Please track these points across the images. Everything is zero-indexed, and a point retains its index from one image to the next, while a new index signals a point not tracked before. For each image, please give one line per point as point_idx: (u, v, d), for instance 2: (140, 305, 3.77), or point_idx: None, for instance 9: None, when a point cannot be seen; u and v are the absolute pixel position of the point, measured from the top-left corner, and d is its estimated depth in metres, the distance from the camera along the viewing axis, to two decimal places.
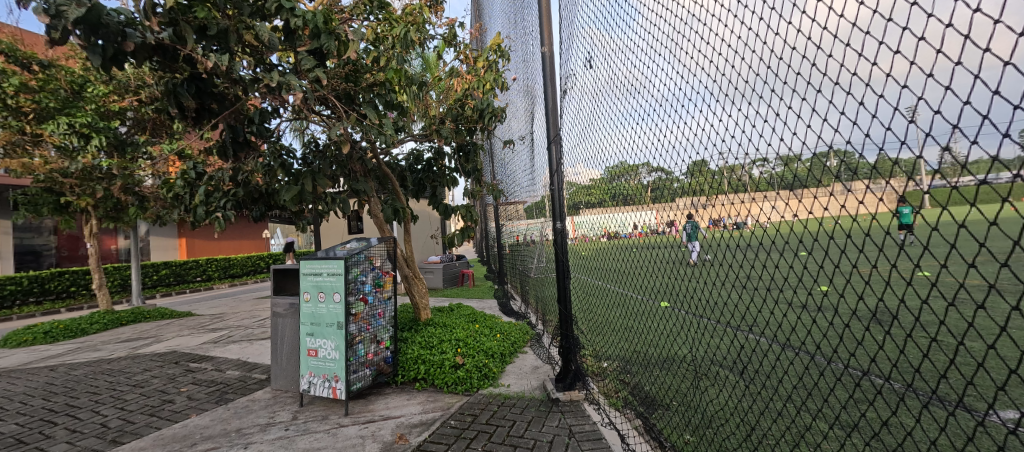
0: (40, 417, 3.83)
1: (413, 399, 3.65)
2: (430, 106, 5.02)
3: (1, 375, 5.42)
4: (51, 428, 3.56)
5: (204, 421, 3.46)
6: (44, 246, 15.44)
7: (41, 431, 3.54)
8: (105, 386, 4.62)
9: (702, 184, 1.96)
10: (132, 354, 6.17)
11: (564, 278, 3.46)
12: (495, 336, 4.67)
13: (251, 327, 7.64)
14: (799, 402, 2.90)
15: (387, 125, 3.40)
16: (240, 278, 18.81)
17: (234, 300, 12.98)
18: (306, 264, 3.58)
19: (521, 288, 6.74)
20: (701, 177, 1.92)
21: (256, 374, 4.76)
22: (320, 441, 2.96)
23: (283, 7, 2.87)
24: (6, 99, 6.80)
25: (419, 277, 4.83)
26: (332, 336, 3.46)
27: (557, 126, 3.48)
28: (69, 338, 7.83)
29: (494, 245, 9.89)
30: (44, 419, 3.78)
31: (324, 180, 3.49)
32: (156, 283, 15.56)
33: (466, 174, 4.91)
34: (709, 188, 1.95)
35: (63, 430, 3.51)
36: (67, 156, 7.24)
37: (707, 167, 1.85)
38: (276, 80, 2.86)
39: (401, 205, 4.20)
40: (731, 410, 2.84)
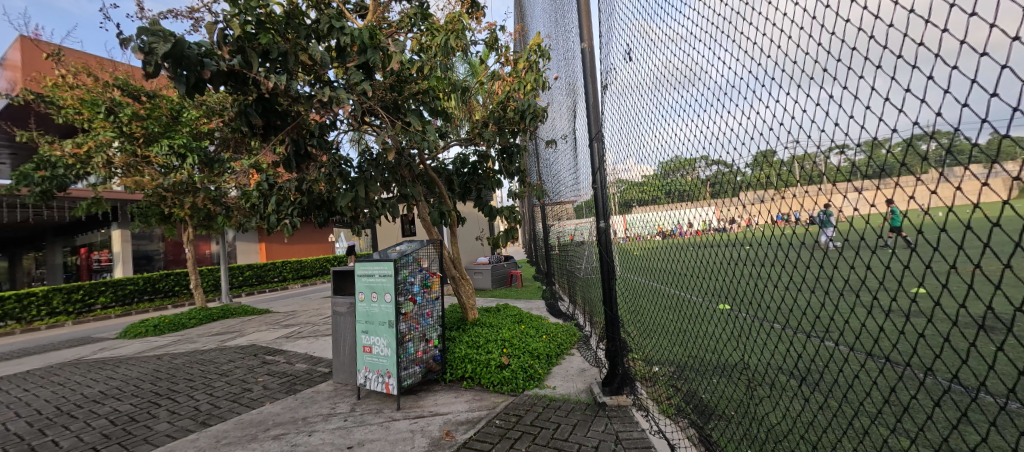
0: (148, 399, 4.45)
1: (460, 397, 3.75)
2: (474, 111, 5.11)
3: (120, 362, 6.36)
4: (156, 409, 4.12)
5: (276, 409, 3.80)
6: (155, 251, 17.88)
7: (149, 410, 4.11)
8: (198, 374, 5.26)
9: (770, 176, 1.82)
10: (221, 346, 6.95)
11: (609, 279, 3.37)
12: (541, 338, 4.64)
13: (316, 325, 8.23)
14: (869, 420, 2.65)
15: (430, 131, 3.53)
16: (311, 279, 20.43)
17: (305, 299, 14.16)
18: (360, 266, 3.79)
19: (568, 289, 6.66)
20: (770, 168, 1.78)
21: (321, 367, 5.14)
22: (374, 433, 3.13)
23: (335, 27, 3.11)
24: (123, 127, 7.98)
25: (466, 278, 4.92)
26: (384, 333, 3.65)
27: (600, 124, 3.39)
28: (172, 331, 9.00)
29: (541, 246, 9.88)
30: (151, 400, 4.39)
31: (375, 186, 3.70)
32: (242, 284, 17.38)
33: (509, 175, 4.92)
34: (778, 181, 1.80)
35: (165, 411, 4.04)
36: (169, 174, 8.33)
37: (776, 158, 1.70)
38: (328, 96, 3.08)
39: (448, 208, 4.28)
40: (793, 426, 2.60)
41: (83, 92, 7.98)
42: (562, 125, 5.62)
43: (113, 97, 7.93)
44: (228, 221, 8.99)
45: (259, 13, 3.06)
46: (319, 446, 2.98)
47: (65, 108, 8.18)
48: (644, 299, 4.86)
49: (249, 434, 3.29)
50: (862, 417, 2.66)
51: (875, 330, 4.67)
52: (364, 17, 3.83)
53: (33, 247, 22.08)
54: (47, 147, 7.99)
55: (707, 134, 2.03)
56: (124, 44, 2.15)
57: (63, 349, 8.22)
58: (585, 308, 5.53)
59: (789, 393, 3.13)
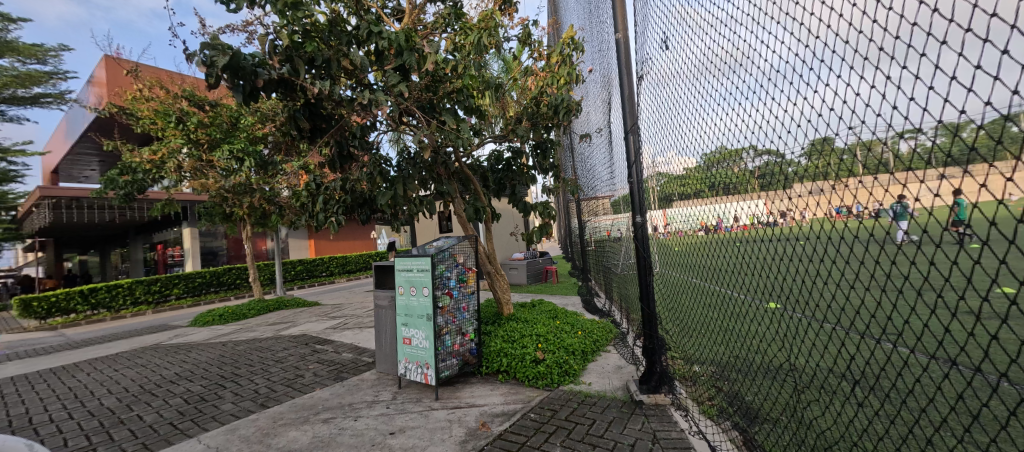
0: (215, 381, 4.87)
1: (496, 390, 3.80)
2: (507, 107, 5.12)
3: (192, 348, 6.99)
4: (222, 390, 4.50)
5: (325, 394, 4.03)
6: (219, 247, 19.40)
7: (216, 391, 4.50)
8: (257, 360, 5.68)
9: (828, 165, 1.69)
10: (276, 335, 7.46)
11: (646, 275, 3.29)
12: (576, 334, 4.60)
13: (361, 317, 8.62)
14: (927, 430, 2.46)
15: (464, 129, 3.58)
16: (356, 274, 21.38)
17: (350, 292, 14.85)
18: (399, 261, 3.92)
19: (604, 285, 6.55)
20: (829, 157, 1.65)
21: (366, 357, 5.38)
22: (414, 421, 3.25)
23: (373, 32, 3.23)
24: (190, 134, 8.71)
25: (501, 273, 4.97)
26: (422, 327, 3.76)
27: (636, 116, 3.30)
28: (234, 320, 9.75)
29: (577, 242, 9.78)
30: (217, 383, 4.79)
31: (413, 184, 3.82)
32: (294, 277, 18.49)
33: (544, 171, 4.90)
34: (839, 170, 1.67)
35: (229, 392, 4.41)
36: (229, 176, 8.99)
37: (836, 144, 1.58)
38: (368, 98, 3.21)
39: (482, 204, 4.33)
40: (849, 434, 2.45)
41: (157, 103, 8.80)
42: (597, 119, 5.53)
43: (181, 107, 8.67)
44: (281, 219, 9.59)
45: (305, 22, 3.24)
46: (363, 431, 3.13)
47: (142, 119, 9.06)
48: (686, 297, 4.70)
49: (301, 416, 3.52)
50: (929, 428, 2.46)
51: (940, 333, 4.29)
52: (400, 20, 3.94)
53: (118, 244, 24.65)
54: (128, 154, 8.87)
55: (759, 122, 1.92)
56: (189, 59, 2.35)
57: (143, 334, 9.13)
58: (622, 305, 5.43)
59: (839, 398, 2.96)
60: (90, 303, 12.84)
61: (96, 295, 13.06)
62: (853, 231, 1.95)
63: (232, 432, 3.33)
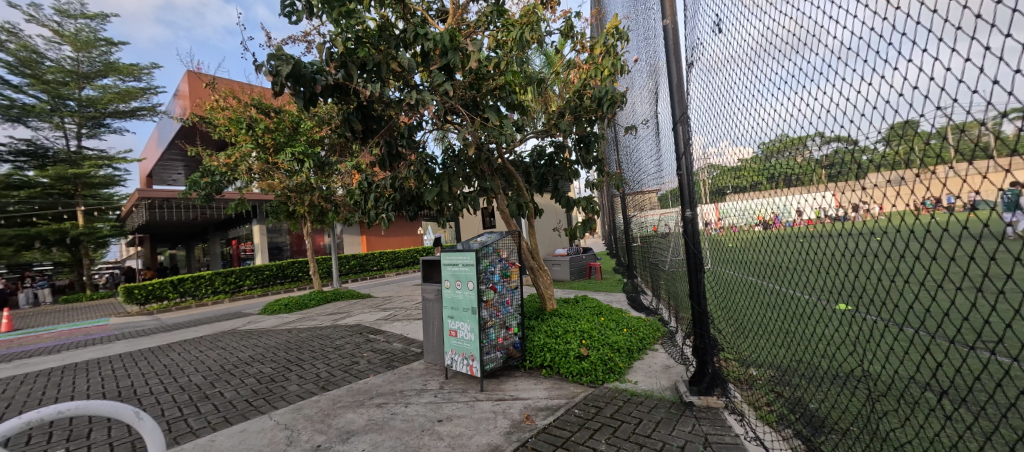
0: (283, 364, 5.29)
1: (540, 384, 3.81)
2: (549, 102, 5.08)
3: (262, 333, 7.64)
4: (288, 373, 4.88)
5: (378, 381, 4.25)
6: (283, 243, 20.93)
7: (283, 373, 4.89)
8: (318, 346, 6.09)
9: (910, 153, 1.55)
10: (334, 324, 7.95)
11: (697, 271, 3.15)
12: (622, 331, 4.51)
13: (410, 309, 8.96)
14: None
15: (506, 125, 3.60)
16: (405, 268, 22.21)
17: (400, 286, 15.47)
18: (445, 256, 4.03)
19: (652, 282, 6.35)
20: (912, 142, 1.50)
21: (415, 347, 5.60)
22: (461, 410, 3.35)
23: (419, 35, 3.33)
24: (259, 139, 9.46)
25: (544, 268, 4.96)
26: (468, 319, 3.84)
27: (685, 105, 3.17)
28: (298, 309, 10.52)
29: (623, 238, 9.53)
30: (284, 366, 5.21)
31: (457, 181, 3.91)
32: (349, 271, 19.58)
33: (587, 165, 4.83)
34: (924, 158, 1.52)
35: (294, 375, 4.77)
36: (292, 177, 9.66)
37: (920, 128, 1.43)
38: (415, 99, 3.32)
39: (526, 200, 4.34)
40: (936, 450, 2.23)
41: (230, 112, 9.65)
42: (642, 111, 5.36)
43: (251, 114, 9.44)
44: (337, 217, 10.18)
45: (357, 29, 3.43)
46: (413, 418, 3.27)
47: (218, 126, 9.98)
48: (741, 295, 4.48)
49: (357, 400, 3.74)
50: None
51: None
52: (444, 21, 4.01)
53: (201, 239, 27.38)
54: (208, 159, 9.81)
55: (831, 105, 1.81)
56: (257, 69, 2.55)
57: (221, 320, 10.10)
58: (671, 303, 5.24)
59: (920, 409, 2.70)
60: (178, 292, 14.40)
61: (183, 285, 14.62)
62: (932, 227, 1.79)
63: (297, 411, 3.61)
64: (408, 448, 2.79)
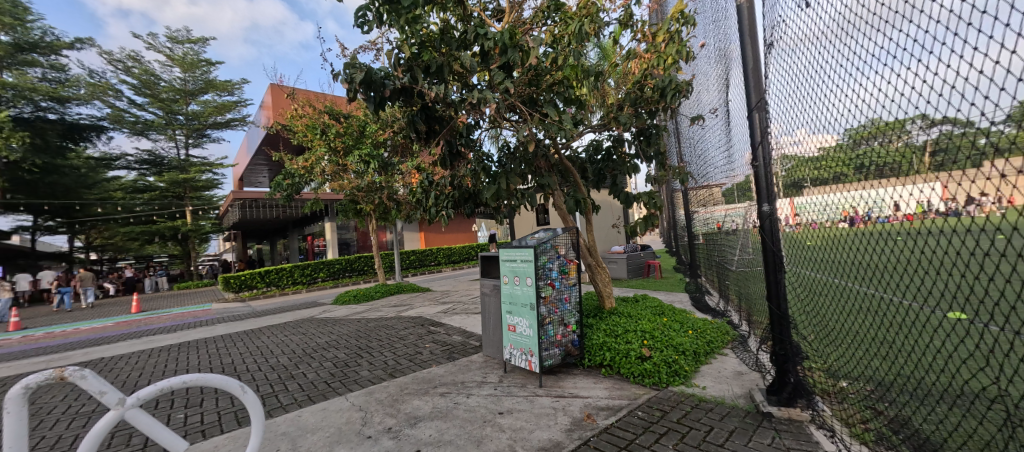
0: (354, 351, 5.65)
1: (600, 383, 3.75)
2: (607, 95, 4.97)
3: (333, 322, 8.20)
4: (359, 359, 5.20)
5: (440, 371, 4.40)
6: (347, 239, 22.27)
7: (355, 359, 5.22)
8: (384, 336, 6.43)
9: None
10: (397, 316, 8.34)
11: (778, 271, 2.96)
12: (686, 332, 4.33)
13: (468, 304, 9.18)
14: None
15: (566, 120, 3.57)
16: (458, 264, 22.75)
17: (455, 281, 15.90)
18: (504, 251, 4.08)
19: (718, 282, 6.02)
20: None
21: (473, 340, 5.73)
22: (520, 404, 3.38)
23: (479, 35, 3.39)
24: (329, 143, 10.14)
25: (602, 265, 4.88)
26: (526, 315, 3.85)
27: (761, 90, 2.98)
28: (364, 301, 11.18)
29: (685, 235, 9.12)
30: (355, 352, 5.56)
31: (515, 178, 3.93)
32: (408, 266, 20.47)
33: (648, 159, 4.71)
34: None
35: (364, 361, 5.07)
36: (359, 177, 10.26)
37: None
38: (477, 97, 3.40)
39: (583, 196, 4.28)
40: None
41: (307, 119, 10.46)
42: (709, 98, 5.07)
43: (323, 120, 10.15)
44: (398, 214, 10.66)
45: (422, 32, 3.56)
46: (475, 409, 3.35)
47: (297, 132, 10.85)
48: (824, 298, 4.15)
49: (422, 388, 3.90)
50: None
51: None
52: (503, 18, 4.05)
53: (279, 235, 29.94)
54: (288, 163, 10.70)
55: (935, 85, 1.66)
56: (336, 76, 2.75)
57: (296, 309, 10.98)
58: (744, 305, 4.93)
59: None
60: (264, 282, 15.97)
61: (268, 276, 16.20)
62: None
63: (369, 394, 3.84)
64: (471, 438, 2.86)
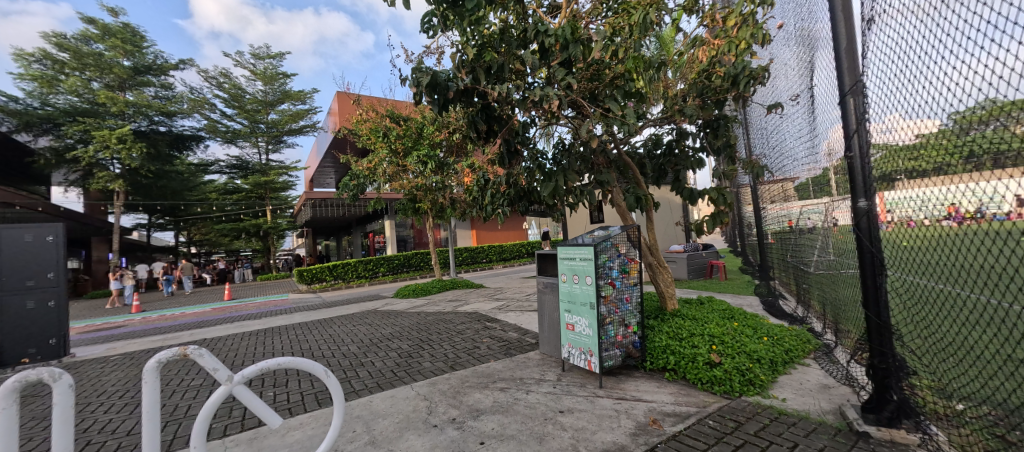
0: (416, 342, 5.92)
1: (664, 388, 3.63)
2: (669, 87, 4.77)
3: (395, 314, 8.65)
4: (421, 351, 5.44)
5: (499, 366, 4.48)
6: (405, 236, 23.33)
7: (417, 351, 5.46)
8: (443, 329, 6.68)
9: None
10: (454, 310, 8.61)
11: (879, 275, 2.70)
12: (759, 338, 4.06)
13: (521, 301, 9.26)
14: None
15: (629, 114, 3.47)
16: (510, 261, 22.96)
17: (507, 278, 16.09)
18: (562, 250, 4.05)
19: (794, 284, 5.58)
20: None
21: (529, 337, 5.77)
22: (582, 404, 3.35)
23: (540, 32, 3.42)
24: (390, 144, 10.67)
25: (664, 265, 4.71)
26: (585, 314, 3.80)
27: (856, 72, 2.75)
28: (422, 295, 11.66)
29: (752, 234, 8.52)
30: (417, 344, 5.82)
31: (573, 175, 3.88)
32: (462, 262, 21.03)
33: (714, 152, 4.47)
34: None
35: (426, 353, 5.30)
36: (416, 177, 10.68)
37: None
38: (538, 95, 3.43)
39: (644, 193, 4.13)
40: None
41: (371, 123, 11.08)
42: (788, 86, 4.70)
43: (385, 124, 10.70)
44: (454, 212, 10.97)
45: (482, 32, 3.64)
46: (536, 405, 3.38)
47: (362, 136, 11.55)
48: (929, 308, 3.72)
49: (482, 382, 4.00)
50: None
51: None
52: (562, 13, 4.03)
53: (344, 232, 32.03)
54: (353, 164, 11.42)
55: None
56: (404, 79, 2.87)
57: (362, 301, 11.70)
58: (830, 313, 4.50)
59: None
60: (332, 275, 17.19)
61: (335, 270, 17.43)
62: None
63: (433, 385, 4.00)
64: (533, 434, 2.88)
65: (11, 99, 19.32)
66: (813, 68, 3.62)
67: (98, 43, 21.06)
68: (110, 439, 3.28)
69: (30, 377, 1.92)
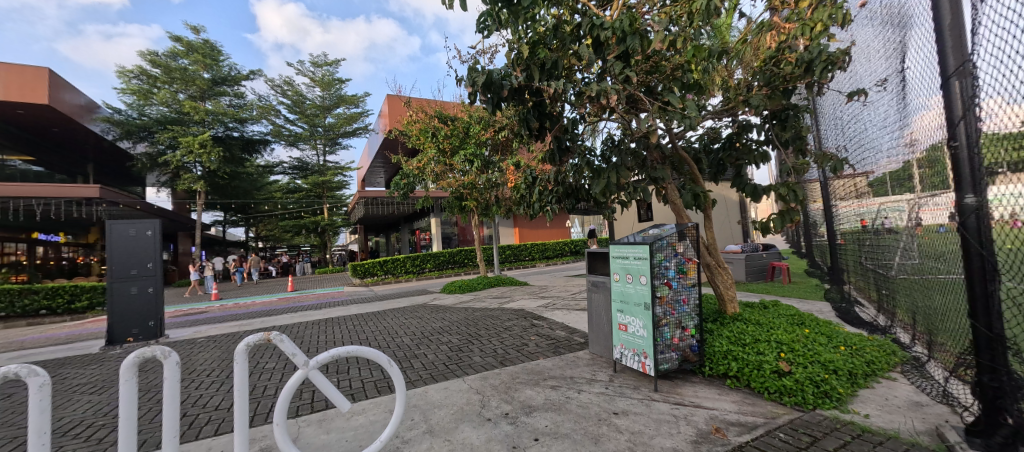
0: (465, 337, 6.07)
1: (726, 395, 3.46)
2: (728, 78, 4.53)
3: (444, 309, 8.91)
4: (471, 345, 5.57)
5: (548, 364, 4.49)
6: (450, 233, 23.91)
7: (467, 345, 5.59)
8: (491, 325, 6.79)
9: None
10: (500, 307, 8.72)
11: (990, 282, 2.46)
12: (834, 348, 3.77)
13: (567, 300, 9.19)
14: None
15: (689, 107, 3.33)
16: (553, 259, 22.82)
17: (551, 276, 16.01)
18: (614, 248, 3.97)
19: (874, 290, 5.11)
20: None
21: (578, 336, 5.72)
22: (637, 407, 3.28)
23: (594, 25, 3.41)
24: (438, 144, 10.97)
25: (724, 267, 4.49)
26: (639, 315, 3.70)
27: (962, 52, 2.48)
28: (468, 291, 11.91)
29: (819, 234, 7.88)
30: (466, 339, 5.96)
31: (625, 172, 3.77)
32: (505, 260, 21.21)
33: (782, 145, 4.24)
34: None
35: (475, 348, 5.41)
36: (463, 176, 10.90)
37: None
38: (595, 90, 3.43)
39: (702, 190, 3.95)
40: None
41: (420, 124, 11.45)
42: (868, 68, 4.29)
43: (433, 124, 11.01)
44: (499, 210, 11.09)
45: (534, 28, 3.66)
46: (588, 405, 3.35)
47: (411, 137, 11.96)
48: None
49: (532, 379, 4.02)
50: None
51: None
52: (616, 5, 3.96)
53: (393, 228, 33.40)
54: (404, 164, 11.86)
55: None
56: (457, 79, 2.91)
57: (411, 295, 12.16)
58: (920, 323, 4.06)
59: None
60: (383, 270, 17.99)
61: (385, 265, 18.22)
62: None
63: (484, 379, 4.08)
64: (588, 434, 2.86)
65: (114, 111, 21.95)
66: (905, 48, 3.32)
67: (183, 58, 23.38)
68: (201, 413, 3.65)
69: (146, 354, 2.28)
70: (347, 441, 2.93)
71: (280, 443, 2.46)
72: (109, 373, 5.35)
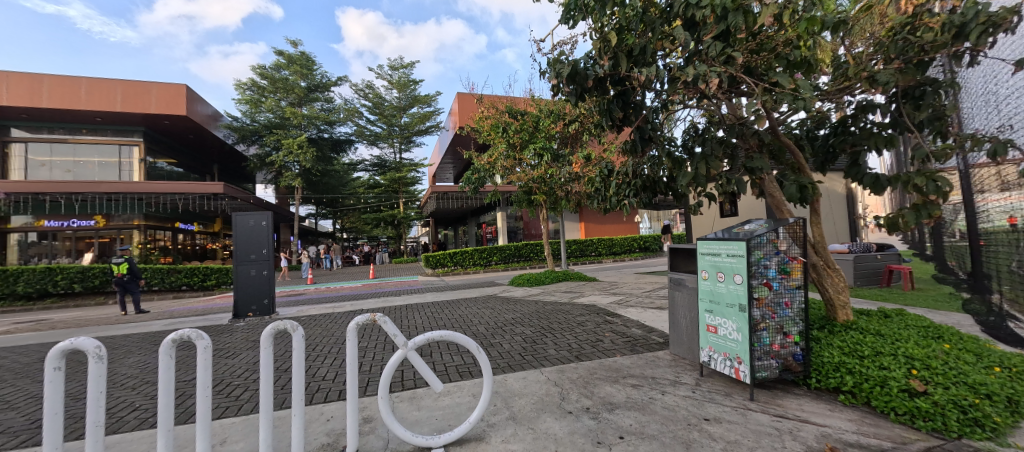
0: (538, 330, 6.10)
1: (838, 412, 3.09)
2: (841, 54, 4.00)
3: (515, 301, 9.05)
4: (545, 338, 5.59)
5: (627, 362, 4.35)
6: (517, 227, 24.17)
7: (541, 338, 5.63)
8: (562, 319, 6.76)
9: None
10: (570, 302, 8.64)
11: None
12: (985, 367, 3.19)
13: (640, 297, 8.82)
14: None
15: (802, 87, 3.00)
16: (621, 255, 22.06)
17: (619, 273, 15.51)
18: (703, 244, 3.71)
19: None
20: None
21: (656, 336, 5.48)
22: (731, 415, 3.06)
23: (691, 5, 3.22)
24: (509, 139, 11.09)
25: (835, 268, 4.02)
26: (732, 316, 3.43)
27: None
28: (536, 285, 11.98)
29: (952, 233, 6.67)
30: (540, 331, 5.99)
31: (716, 162, 3.51)
32: (571, 255, 20.94)
33: (914, 128, 3.63)
34: None
35: (549, 340, 5.43)
36: (532, 170, 10.93)
37: None
38: (691, 74, 3.23)
39: (810, 181, 3.55)
40: None
41: (491, 119, 11.67)
42: None
43: (503, 119, 11.15)
44: (569, 204, 10.95)
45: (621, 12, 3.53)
46: (675, 408, 3.20)
47: (482, 132, 12.24)
48: None
49: (611, 377, 3.93)
50: None
51: None
52: None
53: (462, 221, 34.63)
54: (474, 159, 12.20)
55: None
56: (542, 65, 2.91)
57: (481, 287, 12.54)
58: None
59: None
60: (452, 261, 18.73)
61: (455, 257, 18.95)
62: None
63: (562, 373, 4.08)
64: (678, 438, 2.72)
65: (232, 118, 25.36)
66: None
67: (285, 69, 26.24)
68: (311, 382, 4.11)
69: (280, 326, 2.61)
70: (437, 419, 3.11)
71: (383, 414, 2.69)
72: (234, 343, 6.20)
